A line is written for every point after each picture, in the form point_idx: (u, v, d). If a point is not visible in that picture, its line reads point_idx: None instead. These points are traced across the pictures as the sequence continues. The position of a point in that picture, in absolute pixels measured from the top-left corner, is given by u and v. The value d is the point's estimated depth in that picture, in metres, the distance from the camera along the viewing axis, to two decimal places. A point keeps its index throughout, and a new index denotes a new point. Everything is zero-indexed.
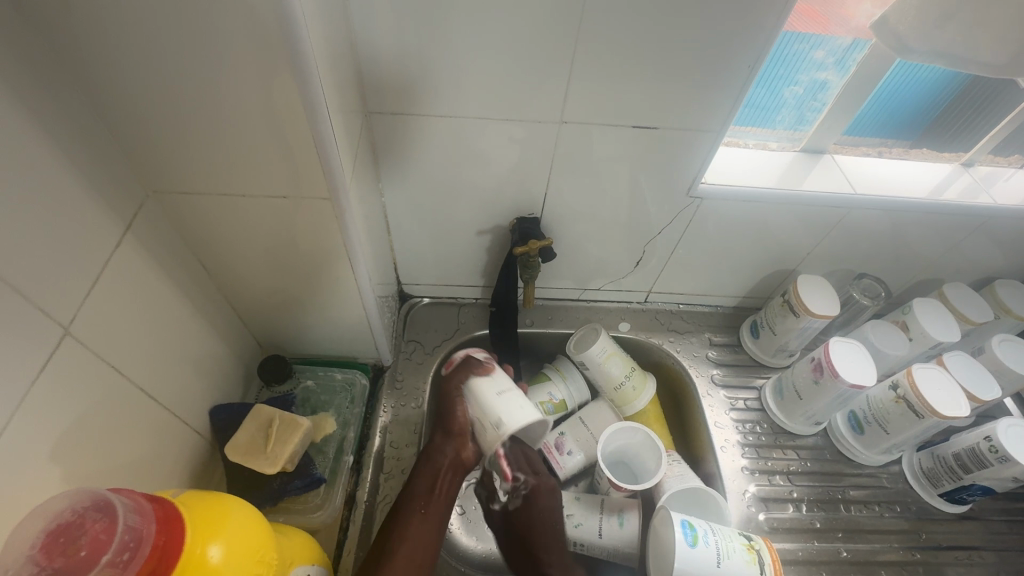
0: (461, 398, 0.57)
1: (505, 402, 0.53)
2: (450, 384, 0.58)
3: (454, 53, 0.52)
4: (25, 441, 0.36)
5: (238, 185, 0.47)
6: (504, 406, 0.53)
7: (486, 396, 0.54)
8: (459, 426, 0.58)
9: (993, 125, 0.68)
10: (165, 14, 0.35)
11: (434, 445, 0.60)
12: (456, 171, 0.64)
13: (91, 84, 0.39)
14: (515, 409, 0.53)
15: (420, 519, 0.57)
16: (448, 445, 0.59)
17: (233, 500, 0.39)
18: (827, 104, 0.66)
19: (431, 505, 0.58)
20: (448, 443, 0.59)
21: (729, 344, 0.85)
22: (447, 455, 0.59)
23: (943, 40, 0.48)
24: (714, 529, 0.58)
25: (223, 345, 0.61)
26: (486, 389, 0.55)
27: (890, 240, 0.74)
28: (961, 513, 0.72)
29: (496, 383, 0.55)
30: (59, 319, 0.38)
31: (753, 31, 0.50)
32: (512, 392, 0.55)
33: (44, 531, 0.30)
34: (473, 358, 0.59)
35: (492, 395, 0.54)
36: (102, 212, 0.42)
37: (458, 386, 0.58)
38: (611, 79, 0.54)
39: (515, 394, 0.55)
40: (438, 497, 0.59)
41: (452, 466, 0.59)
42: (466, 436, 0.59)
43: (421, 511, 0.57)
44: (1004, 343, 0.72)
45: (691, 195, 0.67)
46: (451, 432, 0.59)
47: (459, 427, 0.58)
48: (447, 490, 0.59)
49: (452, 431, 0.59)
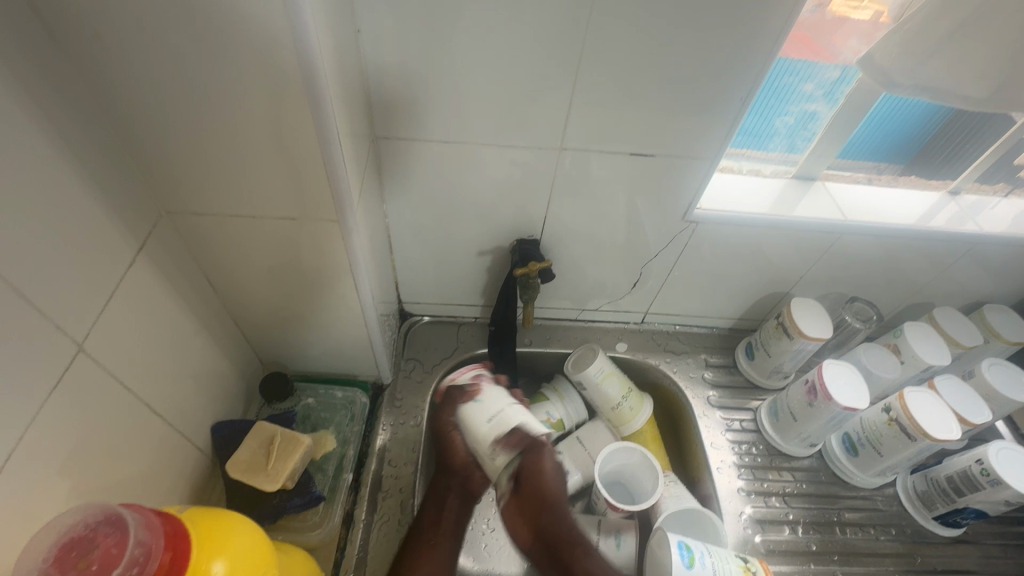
0: (455, 431, 0.58)
1: (498, 428, 0.53)
2: (443, 417, 0.59)
3: (461, 82, 0.54)
4: (37, 454, 0.36)
5: (250, 206, 0.49)
6: (501, 432, 0.52)
7: (480, 424, 0.53)
8: (461, 457, 0.59)
9: (979, 154, 0.71)
10: (191, 47, 0.37)
11: (438, 476, 0.61)
12: (459, 193, 0.65)
13: (115, 109, 0.41)
14: (512, 431, 0.52)
15: (427, 554, 0.57)
16: (452, 478, 0.60)
17: (237, 517, 0.39)
18: (818, 133, 0.68)
19: (440, 536, 0.58)
20: (452, 477, 0.60)
21: (725, 365, 0.86)
22: (453, 488, 0.60)
23: (926, 75, 0.50)
24: (711, 551, 0.58)
25: (227, 361, 0.62)
26: (477, 418, 0.54)
27: (881, 264, 0.76)
28: (956, 537, 0.72)
29: (487, 406, 0.54)
30: (74, 335, 0.39)
31: (745, 65, 0.53)
32: (502, 414, 0.53)
33: (55, 544, 0.31)
34: (454, 387, 0.58)
35: (484, 422, 0.53)
36: (119, 231, 0.43)
37: (451, 417, 0.58)
38: (609, 108, 0.57)
39: (511, 412, 0.54)
40: (445, 529, 0.59)
41: (460, 497, 0.61)
42: (470, 468, 0.59)
43: (429, 541, 0.58)
44: (993, 367, 0.73)
45: (687, 219, 0.69)
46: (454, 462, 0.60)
47: (461, 461, 0.59)
48: (455, 518, 0.60)
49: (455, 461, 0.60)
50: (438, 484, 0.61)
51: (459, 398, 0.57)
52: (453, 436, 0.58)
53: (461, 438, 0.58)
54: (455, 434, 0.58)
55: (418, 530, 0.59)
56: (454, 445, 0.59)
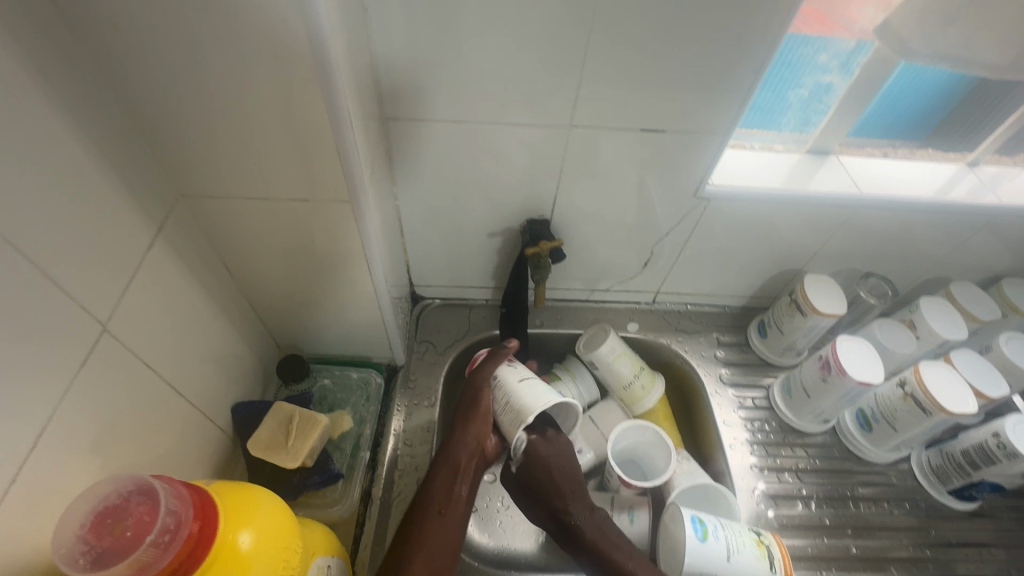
0: (484, 386, 0.63)
1: (526, 389, 0.61)
2: (479, 374, 0.64)
3: (469, 61, 0.54)
4: (66, 433, 0.38)
5: (263, 189, 0.49)
6: (525, 390, 0.60)
7: (509, 383, 0.62)
8: (484, 412, 0.62)
9: (995, 130, 0.70)
10: (202, 30, 0.37)
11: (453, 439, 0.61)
12: (469, 175, 0.65)
13: (126, 93, 0.41)
14: (535, 392, 0.60)
15: (439, 517, 0.56)
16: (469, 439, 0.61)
17: (260, 489, 0.41)
18: (832, 106, 0.67)
19: (450, 501, 0.58)
20: (469, 436, 0.61)
21: (737, 344, 0.86)
22: (468, 448, 0.61)
23: (947, 43, 0.49)
24: (725, 524, 0.58)
25: (245, 344, 0.63)
26: (511, 378, 0.62)
27: (897, 238, 0.75)
28: (971, 511, 0.72)
29: (519, 370, 0.63)
30: (98, 316, 0.40)
31: (759, 36, 0.52)
32: (530, 379, 0.62)
33: (91, 511, 0.32)
34: (502, 350, 0.67)
35: (515, 381, 0.62)
36: (137, 215, 0.44)
37: (486, 376, 0.64)
38: (620, 83, 0.56)
39: (533, 381, 0.62)
40: (456, 498, 0.58)
41: (474, 460, 0.61)
42: (489, 424, 0.62)
43: (438, 512, 0.56)
44: (1011, 341, 0.72)
45: (699, 196, 0.68)
46: (473, 420, 0.62)
47: (483, 416, 0.62)
48: (466, 485, 0.60)
49: (474, 420, 0.62)
50: (455, 446, 0.61)
51: (502, 357, 0.66)
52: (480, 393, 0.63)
53: (489, 392, 0.63)
54: (484, 390, 0.63)
55: (430, 493, 0.58)
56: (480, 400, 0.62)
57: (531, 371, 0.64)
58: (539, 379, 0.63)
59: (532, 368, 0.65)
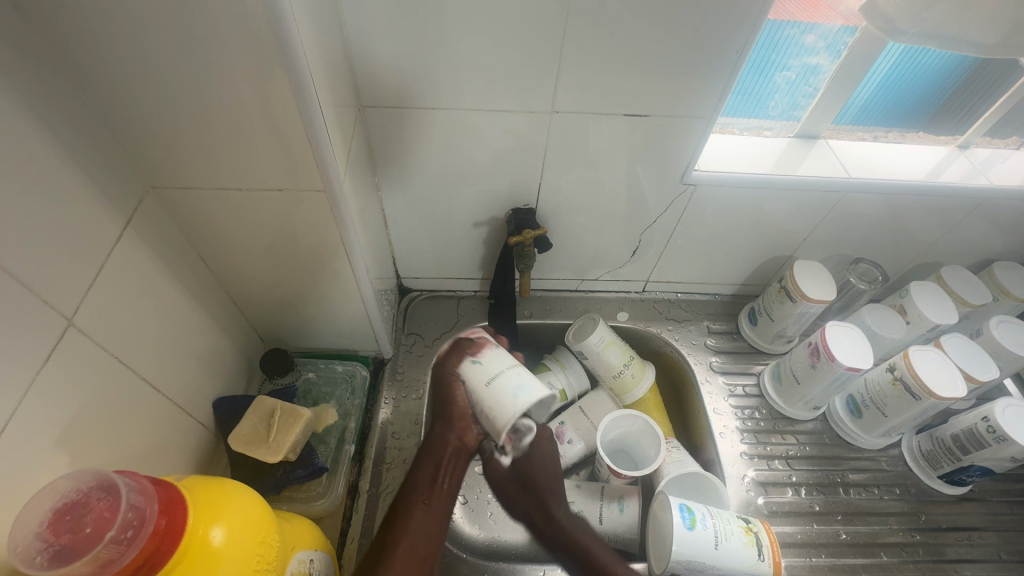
0: (455, 381, 0.58)
1: (494, 391, 0.54)
2: (447, 366, 0.59)
3: (445, 46, 0.52)
4: (31, 429, 0.37)
5: (235, 178, 0.48)
6: (497, 394, 0.54)
7: (479, 385, 0.55)
8: (461, 410, 0.58)
9: (993, 101, 0.68)
10: (160, 13, 0.36)
11: (434, 435, 0.60)
12: (450, 163, 0.64)
13: (88, 81, 0.40)
14: (507, 394, 0.53)
15: (422, 508, 0.58)
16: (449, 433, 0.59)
17: (234, 484, 0.40)
18: (820, 89, 0.66)
19: (434, 494, 0.58)
20: (449, 431, 0.59)
21: (728, 332, 0.85)
22: (449, 442, 0.59)
23: (933, 21, 0.48)
24: (712, 513, 0.58)
25: (225, 338, 0.62)
26: (478, 380, 0.55)
27: (887, 223, 0.74)
28: (961, 495, 0.72)
29: (488, 367, 0.56)
30: (63, 311, 0.39)
31: (741, 17, 0.51)
32: (500, 377, 0.55)
33: (51, 510, 0.32)
34: (465, 339, 0.61)
35: (484, 384, 0.55)
36: (103, 206, 0.43)
37: (453, 369, 0.58)
38: (601, 67, 0.55)
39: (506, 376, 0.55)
40: (439, 490, 0.58)
41: (456, 454, 0.59)
42: (468, 420, 0.59)
43: (421, 501, 0.58)
44: (1002, 325, 0.71)
45: (685, 182, 0.67)
46: (451, 419, 0.59)
47: (459, 412, 0.58)
48: (451, 477, 0.59)
49: (452, 418, 0.59)
50: (436, 439, 0.59)
51: (467, 350, 0.59)
52: (452, 391, 0.58)
53: (461, 388, 0.58)
54: (456, 384, 0.58)
55: (413, 486, 0.58)
56: (455, 395, 0.58)
57: (507, 359, 0.57)
58: (515, 368, 0.56)
59: (506, 357, 0.57)
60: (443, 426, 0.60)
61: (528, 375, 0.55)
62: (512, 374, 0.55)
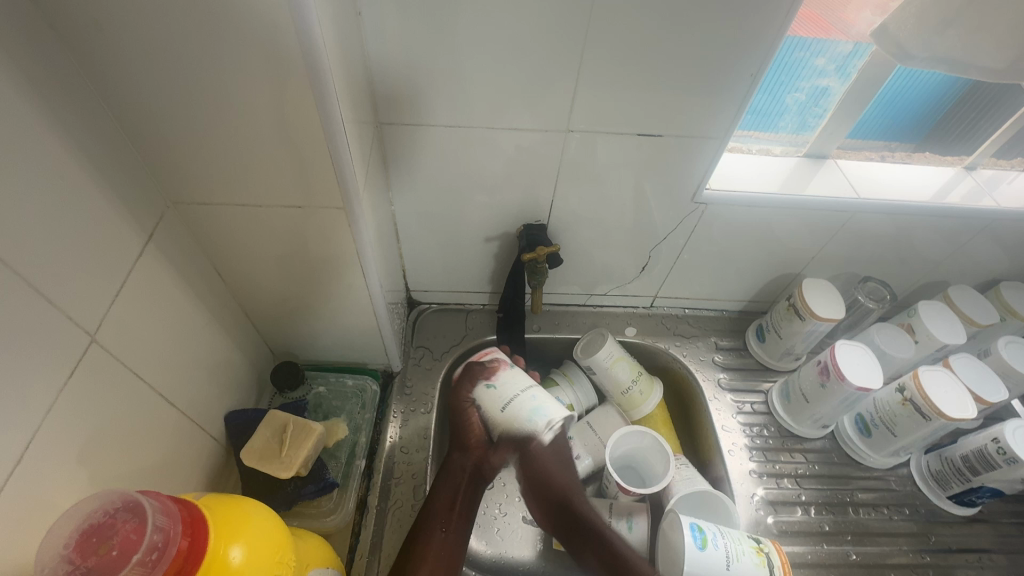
0: (472, 407, 0.60)
1: (512, 413, 0.56)
2: (461, 394, 0.61)
3: (463, 65, 0.53)
4: (53, 445, 0.37)
5: (256, 195, 0.49)
6: (512, 418, 0.56)
7: (496, 410, 0.57)
8: (475, 436, 0.60)
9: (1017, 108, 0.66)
10: (192, 36, 0.37)
11: (452, 460, 0.63)
12: (464, 179, 0.65)
13: (117, 100, 0.40)
14: (522, 417, 0.56)
15: (442, 535, 0.58)
16: (468, 459, 0.62)
17: (252, 503, 0.40)
18: (829, 110, 0.67)
19: (453, 520, 0.60)
20: (468, 458, 0.62)
21: (736, 348, 0.85)
22: (467, 468, 0.62)
23: (943, 46, 0.48)
24: (723, 532, 0.58)
25: (238, 351, 0.62)
26: (493, 405, 0.57)
27: (895, 242, 0.74)
28: (971, 516, 0.72)
29: (503, 391, 0.58)
30: (86, 326, 0.39)
31: (755, 40, 0.51)
32: (515, 400, 0.57)
33: (76, 531, 0.31)
34: (476, 364, 0.61)
35: (499, 409, 0.57)
36: (126, 222, 0.43)
37: (468, 395, 0.61)
38: (617, 88, 0.55)
39: (522, 398, 0.57)
40: (458, 515, 0.60)
41: (471, 480, 0.62)
42: (483, 448, 0.60)
43: (441, 529, 0.59)
44: (1010, 345, 0.72)
45: (696, 201, 0.68)
46: (468, 446, 0.62)
47: (476, 441, 0.60)
48: (467, 505, 0.62)
49: (468, 445, 0.62)
50: (453, 465, 0.63)
51: (479, 375, 0.60)
52: (467, 418, 0.61)
53: (475, 414, 0.60)
54: (471, 411, 0.60)
55: (432, 512, 0.60)
56: (471, 422, 0.60)
57: (521, 381, 0.59)
58: (530, 390, 0.58)
59: (521, 377, 0.59)
60: (460, 453, 0.63)
61: (543, 396, 0.58)
62: (527, 397, 0.57)
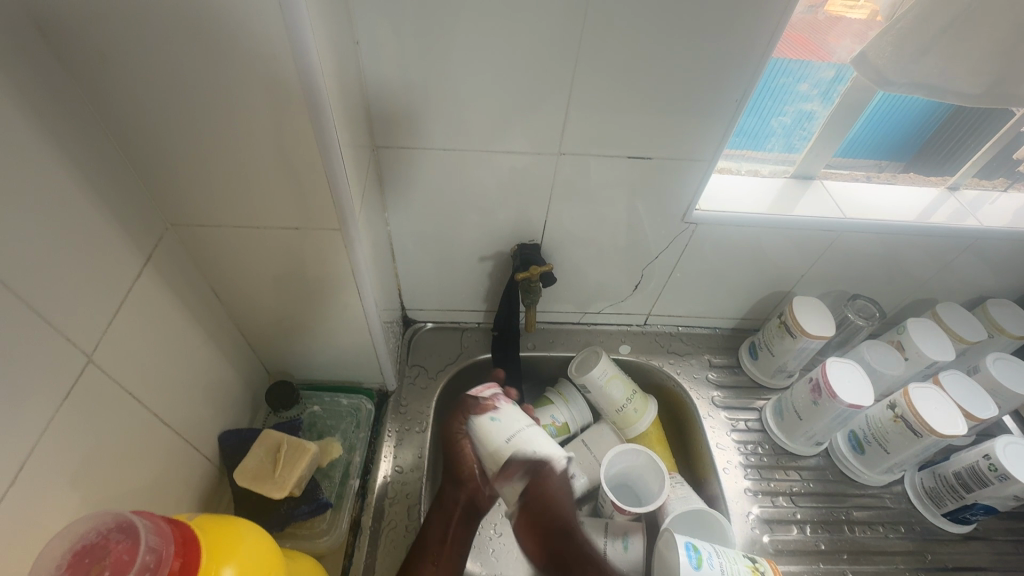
0: (465, 441, 0.59)
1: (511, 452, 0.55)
2: (455, 427, 0.61)
3: (457, 90, 0.55)
4: (48, 466, 0.37)
5: (253, 217, 0.50)
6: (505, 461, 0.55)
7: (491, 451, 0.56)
8: (468, 471, 0.60)
9: (1000, 126, 0.68)
10: (195, 66, 0.38)
11: (446, 493, 0.63)
12: (459, 200, 0.66)
13: (119, 125, 0.41)
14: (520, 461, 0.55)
15: (432, 568, 0.58)
16: (460, 492, 0.61)
17: (245, 523, 0.41)
18: (815, 133, 0.68)
19: (444, 553, 0.60)
20: (460, 492, 0.61)
21: (729, 366, 0.86)
22: (459, 501, 0.62)
23: (921, 72, 0.50)
24: (719, 552, 0.58)
25: (233, 371, 0.63)
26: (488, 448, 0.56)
27: (884, 260, 0.76)
28: (966, 534, 0.72)
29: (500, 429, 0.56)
30: (83, 347, 0.40)
31: (739, 66, 0.53)
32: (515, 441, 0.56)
33: (69, 551, 0.32)
34: (472, 398, 0.60)
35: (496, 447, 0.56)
36: (125, 243, 0.44)
37: (461, 428, 0.60)
38: (607, 113, 0.57)
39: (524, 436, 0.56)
40: (450, 547, 0.61)
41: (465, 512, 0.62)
42: (477, 482, 0.60)
43: (431, 561, 0.59)
44: (998, 361, 0.73)
45: (686, 221, 0.69)
46: (462, 482, 0.61)
47: (469, 474, 0.60)
48: (460, 536, 0.62)
49: (462, 481, 0.60)
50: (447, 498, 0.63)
51: (473, 410, 0.59)
52: (461, 450, 0.60)
53: (469, 448, 0.59)
54: (465, 445, 0.59)
55: (423, 545, 0.60)
56: (463, 456, 0.60)
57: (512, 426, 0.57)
58: (530, 428, 0.57)
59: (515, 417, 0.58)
60: (453, 487, 0.62)
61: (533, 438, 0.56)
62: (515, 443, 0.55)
